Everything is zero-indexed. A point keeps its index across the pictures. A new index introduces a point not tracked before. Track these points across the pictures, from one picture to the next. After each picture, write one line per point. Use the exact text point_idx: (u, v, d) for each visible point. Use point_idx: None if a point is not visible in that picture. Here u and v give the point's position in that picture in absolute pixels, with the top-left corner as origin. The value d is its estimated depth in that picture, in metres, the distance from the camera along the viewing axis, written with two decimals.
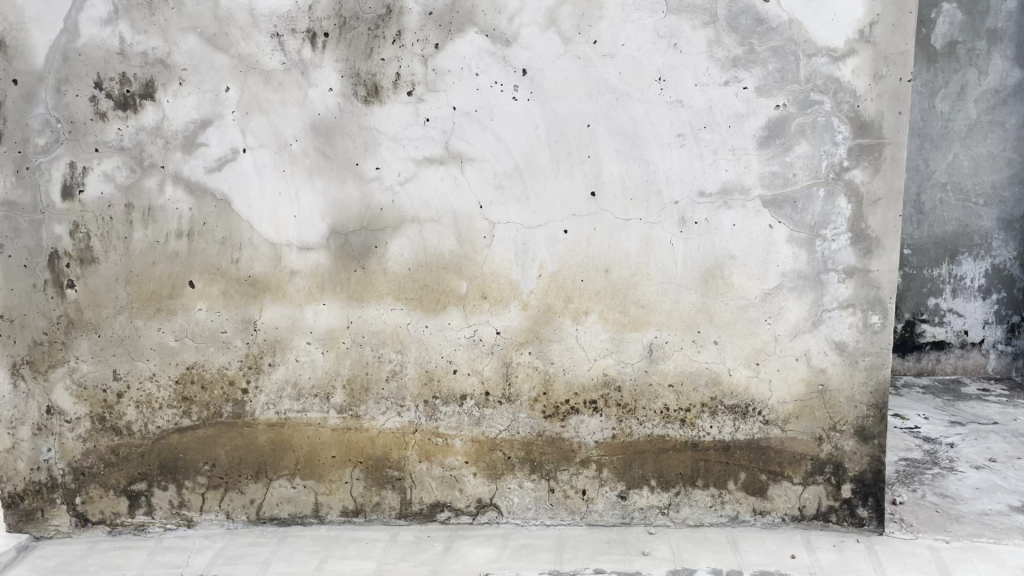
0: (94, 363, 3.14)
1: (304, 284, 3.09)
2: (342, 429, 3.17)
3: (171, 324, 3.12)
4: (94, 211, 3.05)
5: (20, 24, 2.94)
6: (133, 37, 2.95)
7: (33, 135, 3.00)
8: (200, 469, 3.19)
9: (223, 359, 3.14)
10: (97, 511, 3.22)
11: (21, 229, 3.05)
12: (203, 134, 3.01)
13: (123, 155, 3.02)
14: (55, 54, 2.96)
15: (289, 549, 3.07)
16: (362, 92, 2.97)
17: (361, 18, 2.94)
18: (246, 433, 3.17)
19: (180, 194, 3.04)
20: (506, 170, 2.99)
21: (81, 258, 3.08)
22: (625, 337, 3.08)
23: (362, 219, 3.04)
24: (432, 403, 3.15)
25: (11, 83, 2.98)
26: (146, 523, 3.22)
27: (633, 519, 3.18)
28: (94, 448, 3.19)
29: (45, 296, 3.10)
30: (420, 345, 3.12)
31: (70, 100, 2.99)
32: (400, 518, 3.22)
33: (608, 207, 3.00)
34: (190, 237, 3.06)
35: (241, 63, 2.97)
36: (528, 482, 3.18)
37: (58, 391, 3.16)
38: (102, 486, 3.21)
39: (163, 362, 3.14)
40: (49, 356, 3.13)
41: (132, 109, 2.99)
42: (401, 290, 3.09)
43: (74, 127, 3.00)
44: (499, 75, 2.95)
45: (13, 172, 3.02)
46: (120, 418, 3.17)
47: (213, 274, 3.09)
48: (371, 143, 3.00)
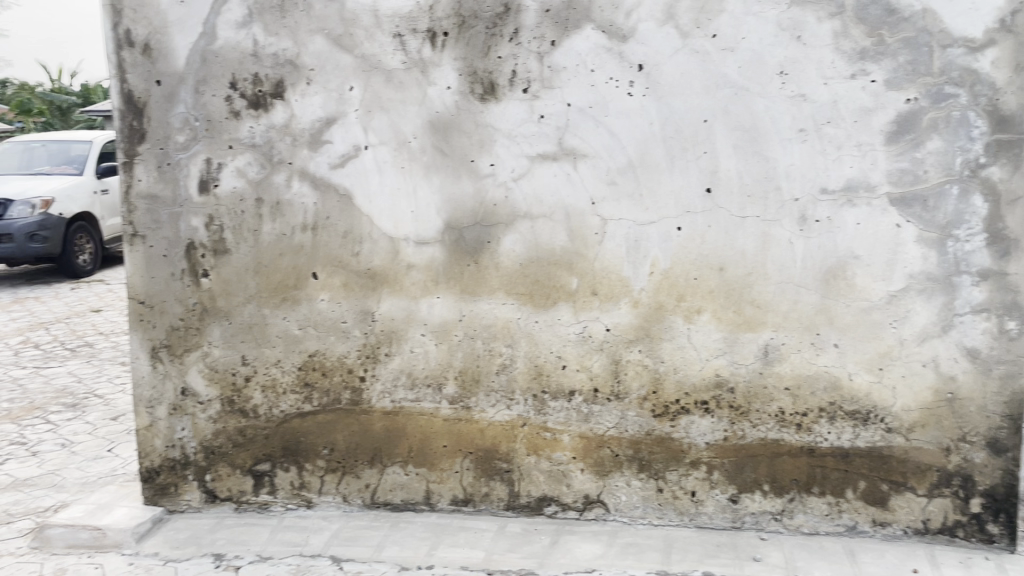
0: (226, 348, 3.32)
1: (419, 277, 3.18)
2: (453, 420, 3.24)
3: (295, 314, 3.27)
4: (227, 204, 3.23)
5: (163, 27, 3.13)
6: (266, 38, 3.11)
7: (174, 133, 3.20)
8: (320, 453, 3.32)
9: (342, 348, 3.27)
10: (225, 489, 3.38)
11: (161, 221, 3.25)
12: (328, 132, 3.14)
13: (254, 151, 3.18)
14: (194, 56, 3.15)
15: (401, 534, 3.15)
16: (479, 89, 3.03)
17: (480, 16, 2.99)
18: (363, 419, 3.29)
19: (306, 189, 3.18)
20: (620, 166, 2.98)
21: (215, 248, 3.26)
22: (740, 337, 3.02)
23: (475, 213, 3.10)
24: (541, 397, 3.18)
25: (154, 84, 3.17)
26: (269, 503, 3.37)
27: (744, 524, 3.09)
28: (224, 428, 3.36)
29: (182, 284, 3.30)
30: (530, 339, 3.15)
31: (207, 99, 3.17)
32: (508, 510, 3.24)
33: (724, 204, 2.95)
34: (314, 230, 3.20)
35: (364, 63, 3.07)
36: (636, 480, 3.15)
37: (193, 373, 3.34)
38: (230, 465, 3.37)
39: (287, 349, 3.29)
40: (185, 341, 3.33)
41: (263, 107, 3.15)
42: (513, 284, 3.13)
43: (210, 125, 3.18)
44: (614, 71, 2.94)
45: (155, 167, 3.22)
46: (247, 401, 3.34)
47: (335, 266, 3.21)
48: (487, 139, 3.05)
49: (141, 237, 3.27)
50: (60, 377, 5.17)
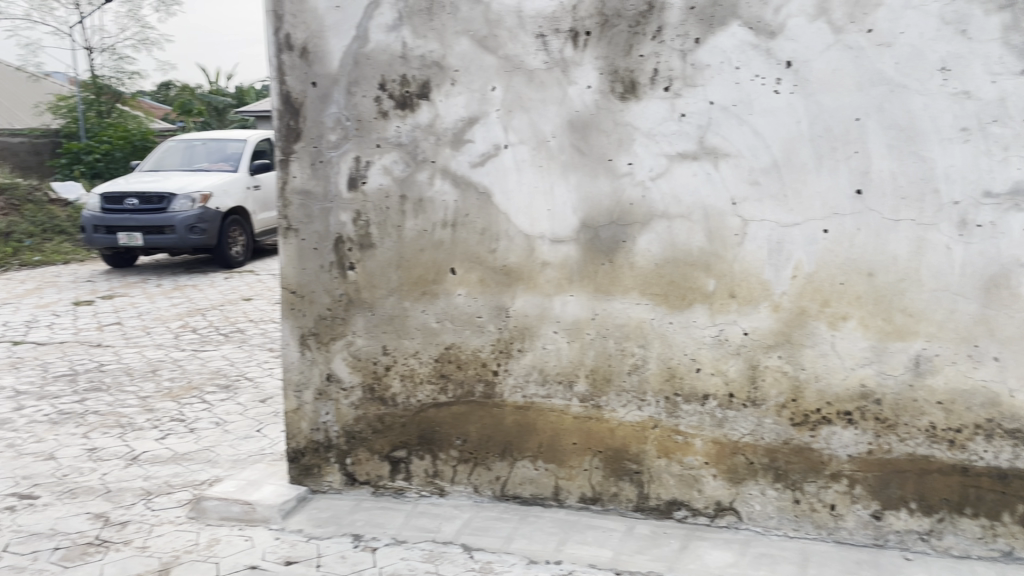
0: (368, 338, 3.47)
1: (554, 275, 3.20)
2: (584, 418, 3.25)
3: (434, 307, 3.37)
4: (373, 201, 3.37)
5: (320, 32, 3.31)
6: (414, 41, 3.23)
7: (327, 132, 3.37)
8: (453, 443, 3.42)
9: (477, 342, 3.34)
10: (364, 473, 3.53)
11: (313, 216, 3.43)
12: (470, 131, 3.22)
13: (400, 150, 3.31)
14: (348, 58, 3.31)
15: (530, 527, 3.20)
16: (619, 89, 3.03)
17: (623, 15, 2.99)
18: (495, 412, 3.36)
19: (447, 187, 3.28)
20: (764, 166, 2.91)
21: (361, 242, 3.41)
22: (888, 347, 2.88)
23: (612, 213, 3.10)
24: (673, 400, 3.14)
25: (310, 85, 3.35)
26: (404, 489, 3.50)
27: (887, 542, 2.94)
28: (364, 415, 3.51)
29: (330, 275, 3.46)
30: (664, 341, 3.12)
31: (358, 100, 3.32)
32: (636, 511, 3.22)
33: (875, 206, 2.82)
34: (454, 227, 3.30)
35: (507, 63, 3.13)
36: (771, 489, 3.06)
37: (337, 361, 3.51)
38: (369, 450, 3.52)
39: (425, 341, 3.40)
40: (331, 329, 3.50)
41: (410, 107, 3.27)
42: (648, 284, 3.10)
43: (360, 125, 3.34)
44: (760, 68, 2.87)
45: (309, 164, 3.40)
46: (387, 390, 3.47)
47: (473, 261, 3.29)
48: (626, 139, 3.05)
49: (294, 231, 3.46)
50: (215, 360, 5.55)
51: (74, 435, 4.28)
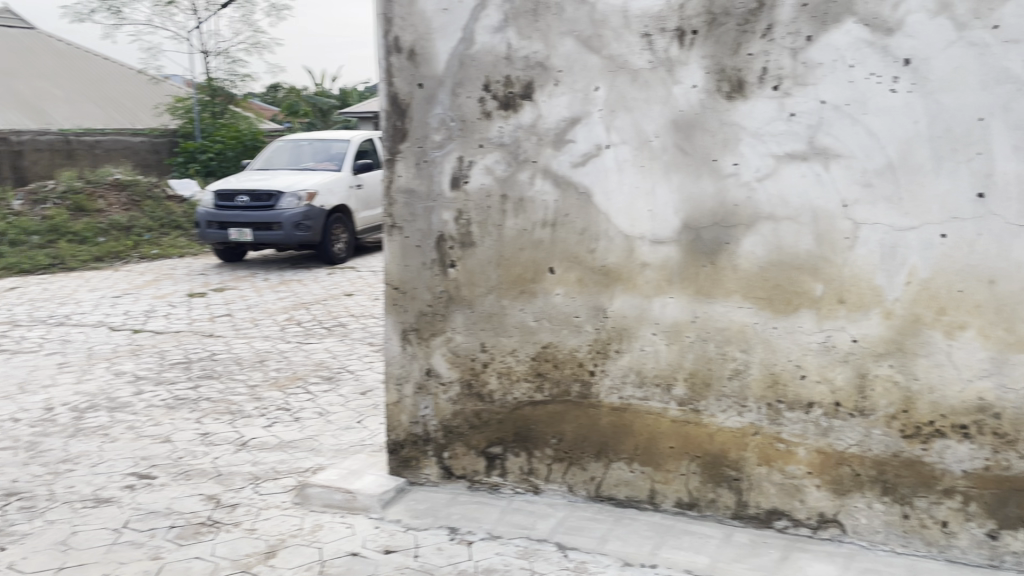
0: (467, 335, 3.52)
1: (653, 276, 3.17)
2: (682, 421, 3.21)
3: (532, 306, 3.40)
4: (475, 200, 3.42)
5: (427, 34, 3.38)
6: (519, 42, 3.26)
7: (432, 132, 3.44)
8: (549, 442, 3.43)
9: (574, 341, 3.34)
10: (460, 467, 3.59)
11: (416, 214, 3.51)
12: (572, 131, 3.23)
13: (502, 149, 3.35)
14: (454, 60, 3.37)
15: (625, 529, 3.18)
16: (726, 88, 2.98)
17: (731, 13, 2.94)
18: (591, 413, 3.35)
19: (548, 187, 3.30)
20: (877, 167, 2.81)
21: (462, 241, 3.47)
22: (1009, 358, 2.73)
23: (716, 214, 3.05)
24: (775, 407, 3.07)
25: (417, 87, 3.43)
26: (499, 485, 3.53)
27: (1004, 563, 2.79)
28: (462, 410, 3.57)
29: (431, 273, 3.53)
30: (767, 346, 3.05)
31: (462, 101, 3.38)
32: (734, 519, 3.16)
33: (999, 211, 2.68)
34: (554, 226, 3.31)
35: (611, 63, 3.13)
36: (878, 503, 2.95)
37: (436, 356, 3.58)
38: (466, 445, 3.57)
39: (522, 339, 3.43)
40: (431, 325, 3.57)
41: (513, 108, 3.31)
42: (751, 288, 3.04)
43: (464, 125, 3.39)
44: (876, 66, 2.77)
45: (414, 163, 3.48)
46: (484, 386, 3.52)
47: (572, 261, 3.30)
48: (732, 139, 2.99)
49: (398, 228, 3.54)
50: (318, 352, 5.74)
51: (188, 420, 4.51)
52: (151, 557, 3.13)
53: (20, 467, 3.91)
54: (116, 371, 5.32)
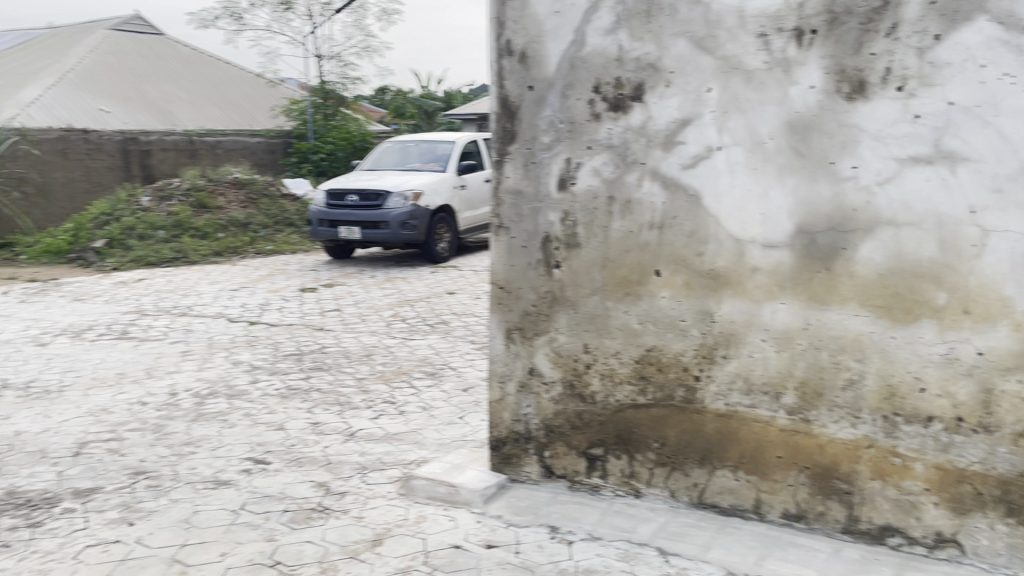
0: (570, 335, 3.53)
1: (764, 281, 3.11)
2: (791, 431, 3.13)
3: (637, 308, 3.38)
4: (582, 201, 3.43)
5: (539, 37, 3.43)
6: (631, 43, 3.26)
7: (540, 134, 3.48)
8: (651, 446, 3.41)
9: (679, 346, 3.31)
10: (561, 467, 3.61)
11: (523, 214, 3.55)
12: (683, 132, 3.20)
13: (610, 151, 3.34)
14: (565, 62, 3.40)
15: (728, 538, 3.13)
16: (845, 89, 2.89)
17: (853, 12, 2.85)
18: (696, 418, 3.31)
19: (656, 189, 3.27)
20: (1009, 172, 2.67)
21: (567, 242, 3.48)
22: None
23: (832, 218, 2.96)
24: (891, 419, 2.95)
25: (527, 89, 3.48)
26: (599, 486, 3.54)
27: None
28: (563, 410, 3.58)
29: (536, 273, 3.57)
30: (884, 356, 2.93)
31: (572, 103, 3.40)
32: (844, 533, 3.06)
33: None
34: (661, 228, 3.29)
35: (725, 64, 3.08)
36: (1002, 524, 2.80)
37: (539, 356, 3.60)
38: (567, 445, 3.59)
39: (627, 342, 3.42)
40: (535, 325, 3.60)
41: (623, 109, 3.30)
42: (868, 296, 2.94)
43: (573, 127, 3.41)
44: (1011, 66, 2.63)
45: (522, 165, 3.53)
46: (586, 387, 3.52)
47: (679, 264, 3.26)
48: (851, 141, 2.90)
49: (505, 229, 3.59)
50: (422, 348, 5.88)
51: (300, 409, 4.71)
52: (266, 538, 3.28)
53: (148, 447, 4.17)
54: (234, 360, 5.60)
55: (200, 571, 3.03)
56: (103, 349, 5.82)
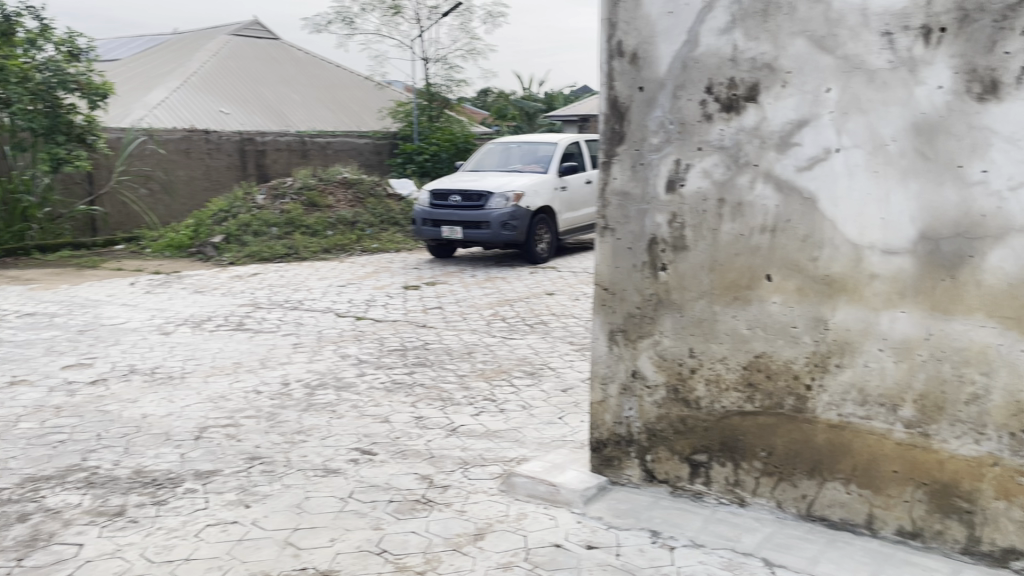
0: (675, 339, 3.49)
1: (883, 288, 2.99)
2: (908, 445, 3.01)
3: (746, 313, 3.31)
4: (691, 203, 3.39)
5: (651, 38, 3.41)
6: (746, 43, 3.20)
7: (650, 135, 3.46)
8: (758, 454, 3.34)
9: (790, 353, 3.22)
10: (663, 471, 3.58)
11: (630, 216, 3.54)
12: (799, 134, 3.12)
13: (722, 153, 3.30)
14: (676, 63, 3.37)
15: (837, 552, 3.04)
16: (976, 89, 2.75)
17: (987, 9, 2.70)
18: (805, 428, 3.22)
19: (769, 191, 3.21)
20: None
21: (674, 244, 3.45)
22: None
23: (958, 224, 2.83)
24: (1019, 437, 2.79)
25: (637, 90, 3.47)
26: (702, 493, 3.49)
27: None
28: (666, 414, 3.54)
29: (642, 275, 3.55)
30: (1012, 370, 2.77)
31: (683, 104, 3.37)
32: (963, 554, 2.92)
33: None
34: (773, 232, 3.21)
35: (846, 63, 2.99)
36: None
37: (643, 359, 3.58)
38: (669, 450, 3.56)
39: (734, 347, 3.35)
40: (639, 327, 3.57)
41: (736, 110, 3.25)
42: (997, 306, 2.78)
43: (683, 128, 3.38)
44: None
45: (630, 166, 3.51)
46: (691, 392, 3.48)
47: (792, 269, 3.19)
48: (981, 144, 2.76)
49: (611, 230, 3.59)
50: (522, 348, 5.93)
51: (404, 403, 4.82)
52: (373, 527, 3.38)
53: (262, 434, 4.36)
54: (342, 354, 5.79)
55: (311, 555, 3.15)
56: (221, 339, 6.12)
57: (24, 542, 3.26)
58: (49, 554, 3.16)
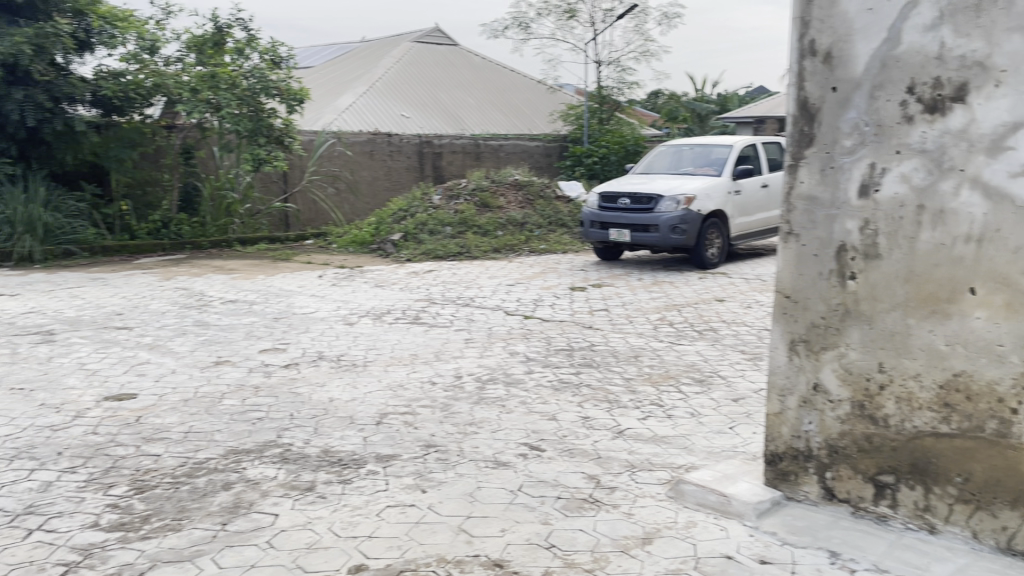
0: (862, 352, 3.32)
1: None
2: None
3: (944, 328, 3.10)
4: (885, 209, 3.22)
5: (847, 36, 3.26)
6: (955, 40, 3.00)
7: (842, 138, 3.31)
8: (952, 480, 3.12)
9: (994, 373, 2.98)
10: (844, 490, 3.42)
11: (817, 221, 3.40)
12: (1013, 137, 2.89)
13: (923, 156, 3.11)
14: (875, 62, 3.21)
15: None
16: None
17: None
18: (1009, 455, 2.97)
19: (976, 198, 2.99)
20: None
21: (865, 252, 3.28)
22: None
23: None
24: None
25: (830, 91, 3.33)
26: (888, 516, 3.30)
27: None
28: (850, 431, 3.38)
29: (828, 283, 3.40)
30: None
31: (881, 105, 3.20)
32: None
33: None
34: (978, 242, 2.99)
35: None
36: None
37: (826, 371, 3.43)
38: (852, 468, 3.39)
39: (929, 363, 3.14)
40: (823, 338, 3.42)
41: (940, 112, 3.05)
42: None
43: (880, 130, 3.21)
44: None
45: (819, 170, 3.38)
46: (878, 409, 3.29)
47: (999, 283, 2.95)
48: None
49: (796, 236, 3.47)
50: (690, 354, 5.83)
51: (572, 403, 4.88)
52: (542, 521, 3.45)
53: (437, 424, 4.55)
54: (511, 351, 5.93)
55: (483, 543, 3.26)
56: (399, 331, 6.44)
57: (228, 508, 3.58)
58: (249, 521, 3.46)
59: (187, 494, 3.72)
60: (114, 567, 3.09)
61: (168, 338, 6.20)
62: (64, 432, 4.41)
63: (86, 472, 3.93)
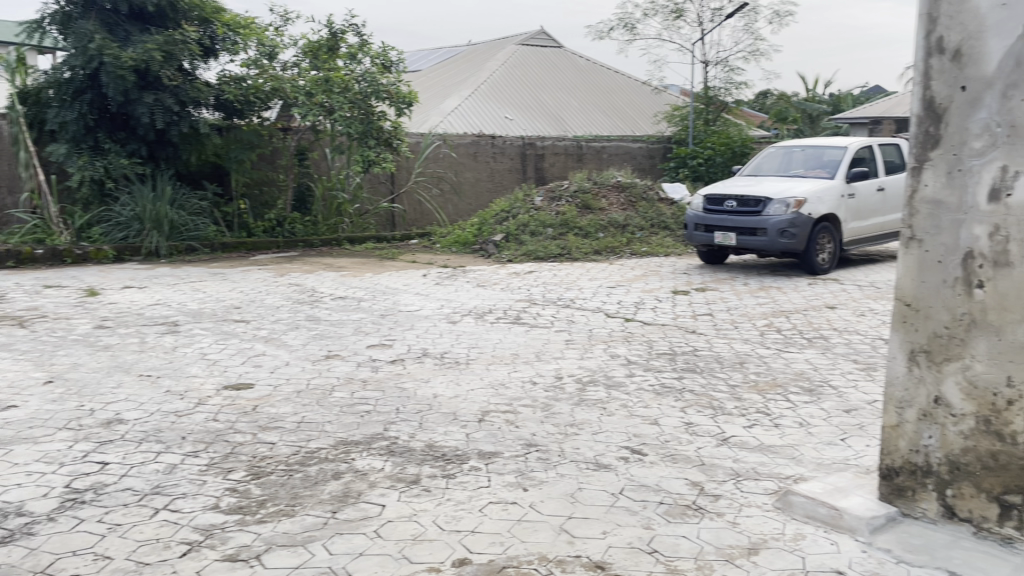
0: (989, 365, 3.14)
1: None
2: None
3: None
4: (1019, 215, 3.06)
5: (979, 33, 3.11)
6: None
7: (971, 139, 3.15)
8: None
9: None
10: (966, 509, 3.26)
11: (942, 227, 3.25)
12: None
13: None
14: (1009, 59, 3.04)
15: None
16: None
17: None
18: None
19: None
20: None
21: (995, 260, 3.11)
22: None
23: None
24: None
25: (958, 90, 3.17)
26: (1014, 538, 3.14)
27: None
28: (974, 447, 3.20)
29: (953, 292, 3.23)
30: None
31: (1015, 105, 3.03)
32: None
33: None
34: None
35: None
36: None
37: (948, 383, 3.26)
38: (975, 487, 3.22)
39: None
40: (946, 349, 3.26)
41: None
42: None
43: (1014, 131, 3.05)
44: None
45: (945, 172, 3.23)
46: (1006, 425, 3.11)
47: None
48: None
49: (918, 241, 3.32)
50: (799, 362, 5.66)
51: (674, 408, 4.82)
52: (644, 525, 3.43)
53: (538, 423, 4.58)
54: (612, 353, 5.90)
55: (585, 544, 3.27)
56: (501, 330, 6.51)
57: (338, 496, 3.71)
58: (358, 510, 3.58)
59: (300, 481, 3.88)
60: (233, 548, 3.25)
61: (281, 332, 6.47)
62: (188, 418, 4.67)
63: (207, 456, 4.15)
